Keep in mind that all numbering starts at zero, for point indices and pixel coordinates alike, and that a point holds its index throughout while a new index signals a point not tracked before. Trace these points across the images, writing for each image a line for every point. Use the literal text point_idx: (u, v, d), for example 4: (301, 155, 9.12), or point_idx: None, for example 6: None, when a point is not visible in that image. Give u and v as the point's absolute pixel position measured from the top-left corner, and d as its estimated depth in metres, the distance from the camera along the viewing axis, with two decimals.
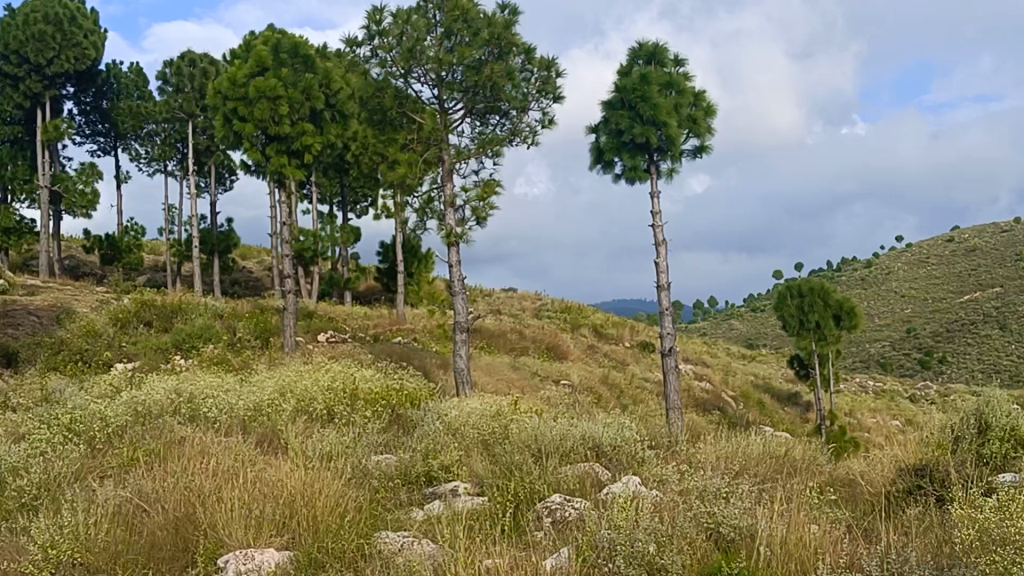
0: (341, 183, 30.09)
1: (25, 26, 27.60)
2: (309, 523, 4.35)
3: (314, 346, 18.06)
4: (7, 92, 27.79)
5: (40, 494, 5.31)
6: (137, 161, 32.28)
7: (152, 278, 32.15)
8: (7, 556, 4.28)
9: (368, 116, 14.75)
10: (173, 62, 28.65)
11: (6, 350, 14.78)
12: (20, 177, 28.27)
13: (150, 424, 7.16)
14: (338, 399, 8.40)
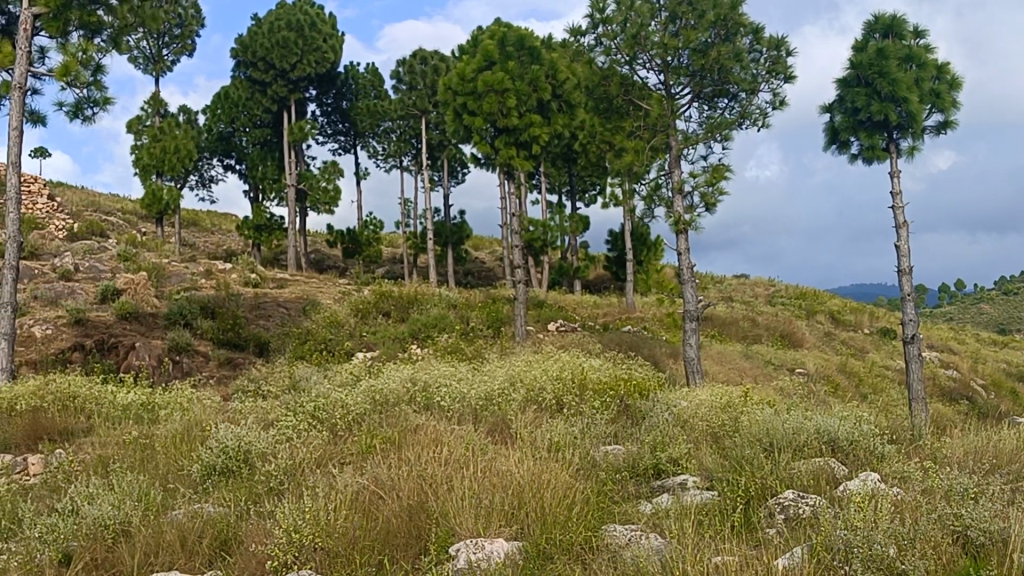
0: (569, 173, 30.30)
1: (270, 33, 29.10)
2: (538, 514, 4.37)
3: (545, 335, 18.28)
4: (257, 97, 29.77)
5: (285, 479, 5.58)
6: (375, 158, 33.59)
7: (391, 270, 33.40)
8: (256, 538, 4.50)
9: (594, 106, 14.81)
10: (406, 61, 29.62)
11: (259, 340, 15.70)
12: (270, 177, 29.96)
13: (387, 413, 7.42)
14: (567, 389, 8.44)
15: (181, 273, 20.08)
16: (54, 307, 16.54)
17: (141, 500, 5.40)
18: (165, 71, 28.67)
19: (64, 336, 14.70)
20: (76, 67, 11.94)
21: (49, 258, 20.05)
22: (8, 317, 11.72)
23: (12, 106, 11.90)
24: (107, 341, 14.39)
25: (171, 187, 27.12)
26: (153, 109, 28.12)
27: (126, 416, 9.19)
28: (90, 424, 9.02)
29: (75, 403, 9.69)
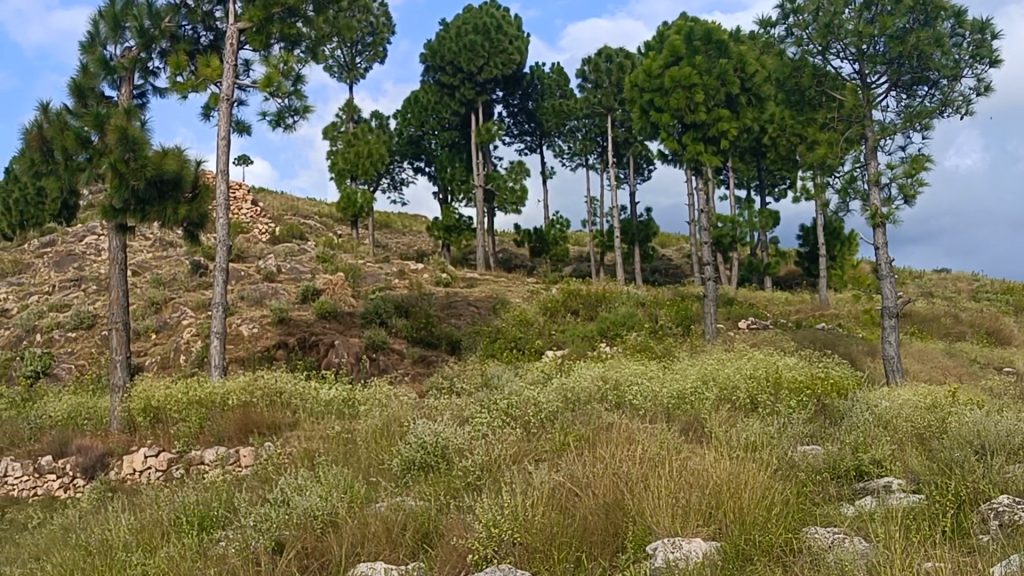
0: (758, 167, 29.71)
1: (458, 37, 29.85)
2: (736, 514, 4.31)
3: (736, 334, 17.97)
4: (445, 101, 30.48)
5: (482, 474, 5.69)
6: (561, 157, 33.79)
7: (578, 268, 33.53)
8: (456, 533, 4.61)
9: (786, 98, 14.50)
10: (592, 60, 29.69)
11: (451, 338, 16.05)
12: (459, 178, 30.35)
13: (580, 411, 7.46)
14: (761, 387, 8.29)
15: (376, 273, 20.72)
16: (259, 307, 17.37)
17: (346, 492, 5.61)
18: (359, 79, 29.65)
19: (269, 334, 15.42)
20: (278, 78, 12.51)
21: (255, 261, 21.05)
22: (219, 316, 12.36)
23: (221, 118, 12.56)
24: (308, 339, 15.01)
25: (365, 190, 27.99)
26: (348, 116, 29.10)
27: (328, 411, 9.56)
28: (295, 418, 9.43)
29: (282, 399, 10.15)
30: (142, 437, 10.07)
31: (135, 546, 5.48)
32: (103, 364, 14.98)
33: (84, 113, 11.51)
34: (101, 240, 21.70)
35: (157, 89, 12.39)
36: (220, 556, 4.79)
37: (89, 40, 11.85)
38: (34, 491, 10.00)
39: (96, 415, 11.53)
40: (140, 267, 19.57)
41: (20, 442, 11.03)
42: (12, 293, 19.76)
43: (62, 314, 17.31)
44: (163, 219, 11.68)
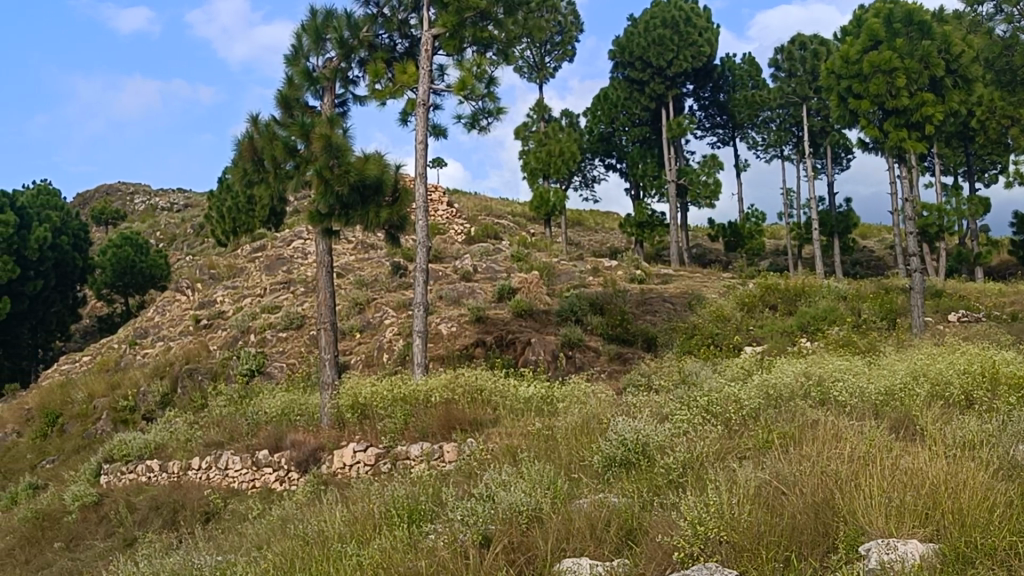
0: (966, 152, 28.33)
1: (647, 32, 29.73)
2: (955, 516, 4.12)
3: (945, 327, 17.19)
4: (635, 97, 30.42)
5: (685, 472, 5.65)
6: (755, 149, 33.11)
7: (775, 262, 32.77)
8: (661, 530, 4.59)
9: (995, 78, 13.81)
10: (785, 48, 29.00)
11: (647, 335, 16.00)
12: (650, 174, 30.22)
13: (783, 407, 7.30)
14: (976, 383, 7.91)
15: (570, 270, 20.83)
16: (457, 306, 17.78)
17: (549, 487, 5.68)
18: (549, 78, 29.90)
19: (467, 333, 15.75)
20: (472, 81, 12.77)
21: (451, 262, 21.55)
22: (421, 315, 12.69)
23: (419, 122, 12.91)
24: (505, 337, 15.24)
25: (557, 188, 28.17)
26: (539, 115, 29.38)
27: (528, 408, 9.69)
28: (496, 415, 9.59)
29: (483, 396, 10.34)
30: (351, 432, 10.46)
31: (349, 538, 5.71)
32: (312, 362, 15.64)
33: (291, 123, 12.06)
34: (307, 243, 22.64)
35: (357, 97, 12.83)
36: (430, 549, 4.95)
37: (293, 53, 12.40)
38: (253, 483, 10.55)
39: (307, 411, 12.04)
40: (344, 269, 20.34)
41: (238, 437, 11.65)
42: (227, 296, 20.88)
43: (273, 315, 18.17)
44: (366, 222, 12.09)
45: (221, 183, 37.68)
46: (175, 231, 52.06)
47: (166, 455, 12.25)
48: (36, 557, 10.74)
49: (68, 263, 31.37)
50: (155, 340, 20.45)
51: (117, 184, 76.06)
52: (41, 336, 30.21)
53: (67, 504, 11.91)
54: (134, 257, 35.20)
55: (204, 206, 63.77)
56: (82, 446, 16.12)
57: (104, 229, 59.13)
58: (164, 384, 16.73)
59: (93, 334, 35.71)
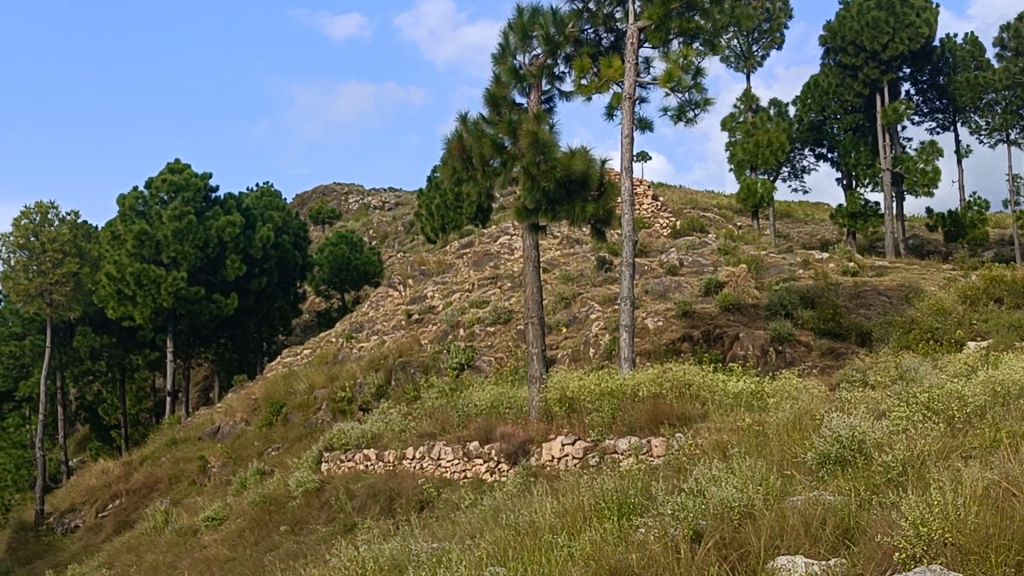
0: None
1: (860, 15, 28.76)
2: None
3: None
4: (847, 83, 29.46)
5: (905, 470, 5.44)
6: (978, 133, 31.41)
7: (1000, 253, 31.01)
8: (881, 529, 4.45)
9: None
10: (1010, 27, 27.56)
11: (861, 329, 15.45)
12: (864, 163, 29.16)
13: (1011, 405, 6.92)
14: None
15: (780, 264, 20.32)
16: (663, 301, 17.67)
17: (760, 484, 5.59)
18: (757, 67, 29.30)
19: (674, 327, 15.64)
20: (678, 73, 12.67)
21: (657, 256, 21.42)
22: (628, 309, 12.68)
23: (624, 116, 12.91)
24: (713, 331, 15.05)
25: (765, 179, 27.54)
26: (746, 106, 28.84)
27: (737, 404, 9.53)
28: (705, 410, 9.48)
29: (691, 391, 10.25)
30: (559, 425, 10.56)
31: (560, 529, 5.79)
32: (520, 356, 15.88)
33: (498, 121, 12.29)
34: (514, 239, 22.97)
35: (563, 93, 12.94)
36: (641, 542, 4.96)
37: (501, 52, 12.64)
38: (464, 473, 10.83)
39: (516, 403, 12.23)
40: (550, 264, 20.54)
41: (450, 428, 11.96)
42: (438, 292, 21.43)
43: (481, 310, 18.56)
44: (573, 217, 12.14)
45: (430, 181, 38.73)
46: (387, 229, 53.89)
47: (382, 444, 12.71)
48: (264, 539, 11.39)
49: (290, 261, 32.97)
50: (370, 334, 21.23)
51: (333, 185, 79.24)
52: (266, 331, 31.87)
53: (291, 490, 12.55)
54: (349, 254, 36.65)
55: (414, 204, 65.70)
56: (304, 435, 16.94)
57: (321, 229, 61.72)
58: (379, 376, 17.36)
59: (313, 329, 37.41)
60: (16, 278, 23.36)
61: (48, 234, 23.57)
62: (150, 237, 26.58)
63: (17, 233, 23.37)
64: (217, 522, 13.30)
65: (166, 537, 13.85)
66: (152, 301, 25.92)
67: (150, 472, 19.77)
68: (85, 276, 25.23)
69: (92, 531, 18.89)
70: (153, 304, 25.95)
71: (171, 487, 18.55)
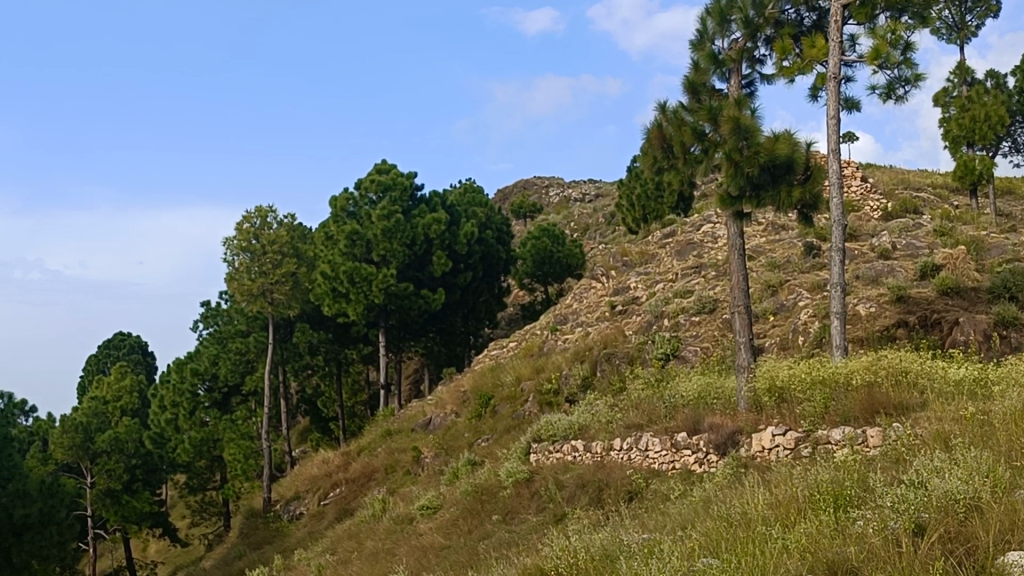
0: None
1: None
2: None
3: None
4: None
5: None
6: None
7: None
8: None
9: None
10: None
11: None
12: None
13: None
14: None
15: (1002, 243, 19.24)
16: (875, 286, 17.06)
17: (988, 476, 5.32)
18: (972, 37, 27.85)
19: (888, 313, 15.07)
20: (886, 49, 12.20)
21: (868, 240, 20.67)
22: (839, 296, 12.28)
23: (830, 98, 12.52)
24: (931, 316, 14.41)
25: (984, 155, 26.10)
26: (961, 79, 27.44)
27: (959, 392, 9.11)
28: (924, 399, 9.08)
29: (909, 378, 9.86)
30: (769, 415, 10.37)
31: (774, 521, 5.69)
32: (727, 345, 15.65)
33: (698, 108, 12.16)
34: (717, 227, 22.64)
35: (765, 76, 12.66)
36: (860, 536, 4.83)
37: (699, 38, 12.53)
38: (673, 464, 10.78)
39: (724, 393, 12.07)
40: (756, 252, 20.14)
41: (657, 419, 11.93)
42: (641, 283, 21.36)
43: (686, 300, 18.38)
44: (778, 203, 11.78)
45: (631, 171, 38.65)
46: (588, 221, 54.15)
47: (590, 435, 12.78)
48: (478, 528, 11.67)
49: (494, 255, 33.55)
50: (574, 326, 21.38)
51: (534, 179, 80.18)
52: (472, 324, 32.56)
53: (502, 480, 12.79)
54: (551, 247, 37.02)
55: (614, 195, 65.74)
56: (512, 427, 17.27)
57: (523, 223, 62.56)
58: (584, 367, 17.46)
59: (518, 321, 38.02)
60: (241, 278, 24.76)
61: (268, 237, 24.88)
62: (361, 236, 27.69)
63: (240, 237, 24.84)
64: (432, 510, 13.71)
65: (385, 525, 14.38)
66: (364, 298, 26.81)
67: (367, 462, 20.56)
68: (303, 275, 26.45)
69: (316, 518, 19.83)
70: (365, 301, 26.84)
71: (388, 476, 19.24)
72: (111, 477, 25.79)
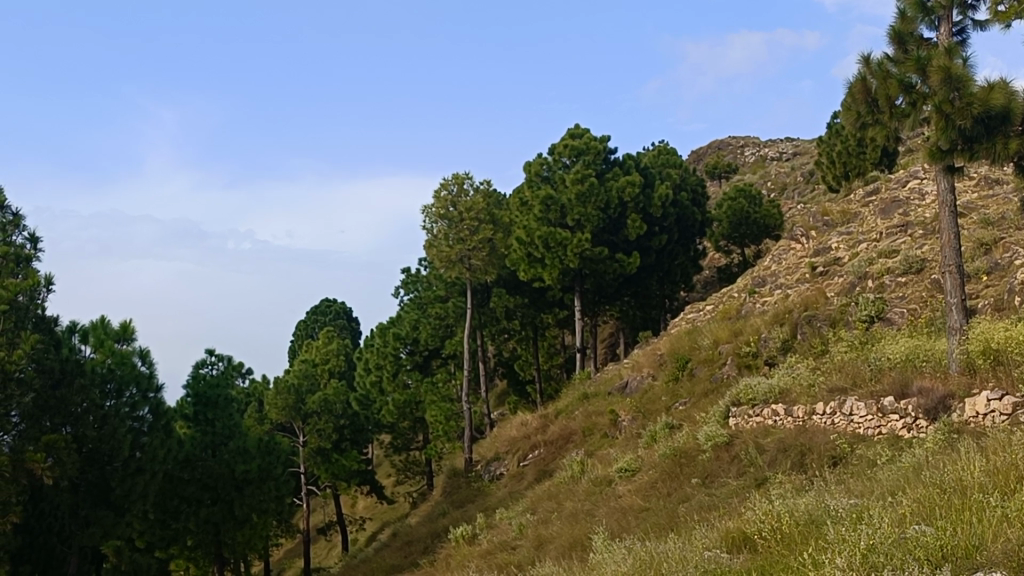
0: None
1: None
2: None
3: None
4: None
5: None
6: None
7: None
8: None
9: None
10: None
11: None
12: None
13: None
14: None
15: None
16: None
17: None
18: None
19: None
20: None
21: None
22: None
23: None
24: None
25: None
26: None
27: None
28: None
29: None
30: (984, 379, 9.91)
31: (992, 488, 5.45)
32: (934, 307, 14.98)
33: (904, 58, 11.69)
34: (925, 182, 21.64)
35: (978, 22, 11.98)
36: None
37: None
38: (879, 429, 10.46)
39: (935, 355, 11.58)
40: (967, 209, 19.17)
41: (862, 382, 11.58)
42: (843, 243, 20.69)
43: (892, 259, 17.67)
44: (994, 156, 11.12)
45: (831, 127, 37.37)
46: (786, 180, 52.85)
47: (791, 399, 12.52)
48: (677, 491, 11.64)
49: (689, 217, 33.15)
50: (773, 287, 20.92)
51: (729, 138, 78.62)
52: (668, 288, 32.31)
53: (702, 444, 12.70)
54: (748, 208, 36.30)
55: (813, 152, 63.87)
56: (710, 390, 17.12)
57: (718, 184, 61.74)
58: (784, 330, 17.07)
59: (714, 284, 37.48)
60: (439, 245, 25.45)
61: (464, 204, 25.34)
62: (555, 201, 28.05)
63: (438, 204, 25.49)
64: (630, 473, 13.76)
65: (584, 486, 14.53)
66: (559, 262, 26.98)
67: (565, 424, 20.78)
68: (499, 241, 26.80)
69: (516, 478, 20.22)
70: (561, 266, 26.99)
71: (585, 439, 19.41)
72: (321, 437, 26.89)
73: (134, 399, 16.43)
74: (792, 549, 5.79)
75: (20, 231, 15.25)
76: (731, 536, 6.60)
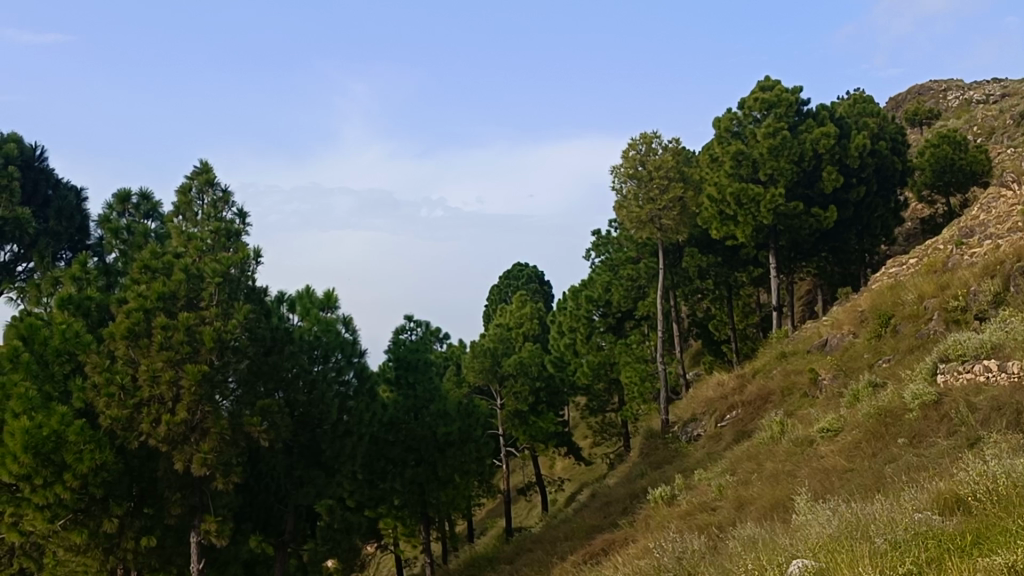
0: None
1: None
2: None
3: None
4: None
5: None
6: None
7: None
8: None
9: None
10: None
11: None
12: None
13: None
14: None
15: None
16: None
17: None
18: None
19: None
20: None
21: None
22: None
23: None
24: None
25: None
26: None
27: None
28: None
29: None
30: None
31: None
32: None
33: None
34: None
35: None
36: None
37: None
38: None
39: None
40: None
41: None
42: None
43: None
44: None
45: None
46: (994, 123, 50.02)
47: (1005, 354, 11.94)
48: (882, 451, 11.31)
49: (889, 167, 31.81)
50: (982, 238, 19.87)
51: (931, 82, 74.80)
52: (868, 242, 31.17)
53: (908, 402, 12.25)
54: (953, 154, 34.51)
55: (1023, 92, 60.15)
56: (915, 347, 16.53)
57: (919, 132, 59.06)
58: (995, 282, 16.19)
59: (918, 237, 35.98)
60: (629, 206, 25.39)
61: (653, 163, 25.13)
62: (746, 156, 27.61)
63: (627, 164, 25.43)
64: (833, 433, 13.42)
65: (785, 447, 14.26)
66: (752, 219, 26.42)
67: (762, 384, 20.46)
68: (690, 199, 26.41)
69: (713, 439, 20.05)
70: (754, 222, 26.43)
71: (784, 399, 19.07)
72: (518, 399, 27.42)
73: (340, 364, 17.06)
74: (1011, 512, 5.53)
75: (229, 206, 16.06)
76: (943, 498, 6.36)
